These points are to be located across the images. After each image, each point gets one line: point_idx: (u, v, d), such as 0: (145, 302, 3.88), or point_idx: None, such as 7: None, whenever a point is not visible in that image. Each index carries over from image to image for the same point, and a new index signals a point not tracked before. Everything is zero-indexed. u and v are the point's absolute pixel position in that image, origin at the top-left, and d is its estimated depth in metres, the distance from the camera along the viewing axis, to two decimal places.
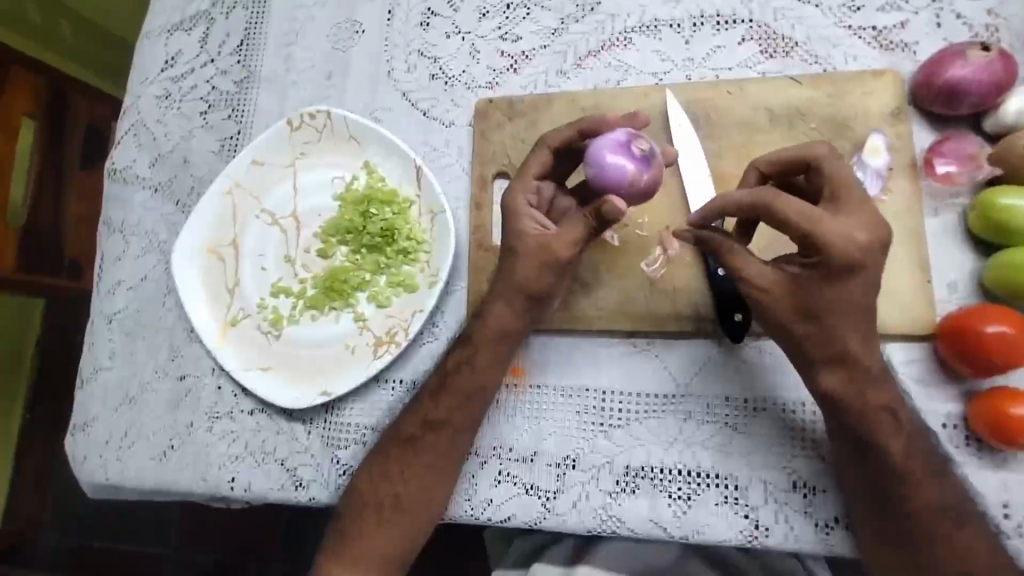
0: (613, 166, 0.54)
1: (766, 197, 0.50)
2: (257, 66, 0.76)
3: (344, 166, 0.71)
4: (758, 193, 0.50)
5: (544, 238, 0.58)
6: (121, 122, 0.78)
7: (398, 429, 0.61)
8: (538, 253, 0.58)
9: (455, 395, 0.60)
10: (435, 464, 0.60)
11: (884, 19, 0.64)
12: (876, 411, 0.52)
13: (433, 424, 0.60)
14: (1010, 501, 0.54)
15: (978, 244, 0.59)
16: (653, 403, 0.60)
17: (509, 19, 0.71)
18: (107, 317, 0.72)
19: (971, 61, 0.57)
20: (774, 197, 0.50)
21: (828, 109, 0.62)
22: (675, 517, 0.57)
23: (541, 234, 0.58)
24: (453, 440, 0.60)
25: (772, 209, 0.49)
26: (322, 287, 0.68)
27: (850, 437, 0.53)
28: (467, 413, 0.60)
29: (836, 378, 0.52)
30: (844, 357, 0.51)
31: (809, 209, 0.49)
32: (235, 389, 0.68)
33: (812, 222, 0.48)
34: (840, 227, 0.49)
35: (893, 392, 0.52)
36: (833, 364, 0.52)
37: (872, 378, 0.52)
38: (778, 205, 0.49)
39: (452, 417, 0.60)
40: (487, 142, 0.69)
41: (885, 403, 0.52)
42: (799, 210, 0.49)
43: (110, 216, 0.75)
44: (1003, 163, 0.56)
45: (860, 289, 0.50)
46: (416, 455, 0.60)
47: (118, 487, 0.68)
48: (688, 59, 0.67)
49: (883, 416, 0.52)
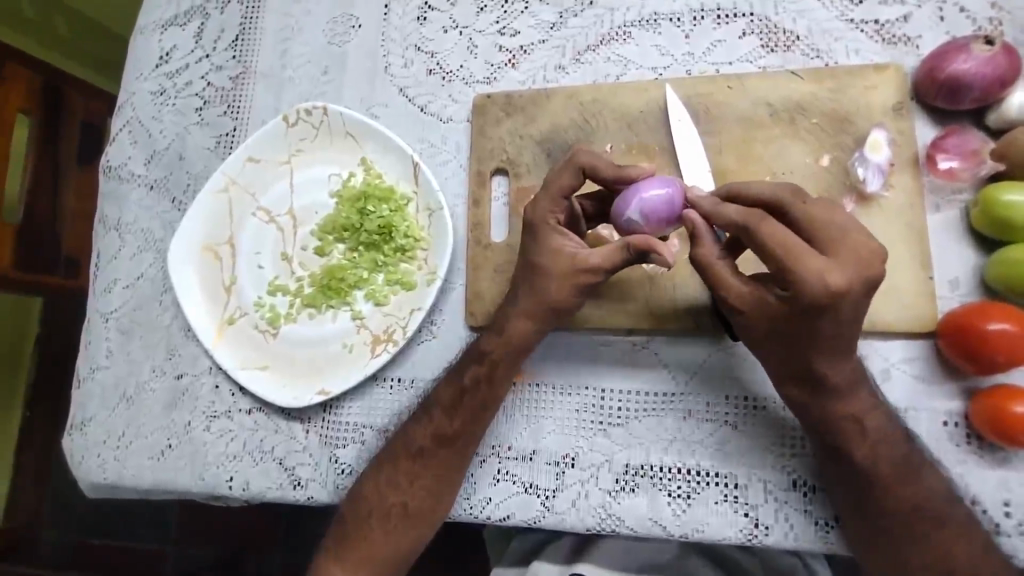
0: (666, 207, 0.54)
1: (750, 223, 0.48)
2: (252, 62, 0.75)
3: (341, 163, 0.70)
4: (746, 215, 0.48)
5: (583, 261, 0.55)
6: (115, 119, 0.78)
7: (409, 440, 0.60)
8: (568, 276, 0.55)
9: (461, 402, 0.59)
10: (446, 474, 0.59)
11: (887, 12, 0.63)
12: (844, 422, 0.51)
13: (436, 431, 0.59)
14: (1011, 500, 0.53)
15: (980, 239, 0.58)
16: (653, 401, 0.60)
17: (507, 12, 0.70)
18: (104, 316, 0.72)
19: (974, 55, 0.56)
20: (758, 224, 0.47)
21: (829, 103, 0.61)
22: (675, 515, 0.57)
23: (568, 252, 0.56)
24: (468, 450, 0.59)
25: (754, 236, 0.47)
26: (320, 285, 0.68)
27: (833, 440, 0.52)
28: (477, 428, 0.59)
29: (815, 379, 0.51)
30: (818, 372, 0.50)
31: (793, 241, 0.46)
32: (233, 387, 0.67)
33: (790, 255, 0.45)
34: (818, 264, 0.45)
35: (866, 401, 0.51)
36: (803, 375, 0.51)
37: (844, 390, 0.51)
38: (756, 232, 0.47)
39: (459, 426, 0.59)
40: (484, 138, 0.68)
41: (864, 408, 0.51)
42: (778, 242, 0.46)
43: (105, 213, 0.75)
44: (1006, 159, 0.56)
45: (839, 326, 0.47)
46: (424, 465, 0.59)
47: (117, 486, 0.68)
48: (688, 53, 0.66)
49: (850, 427, 0.51)
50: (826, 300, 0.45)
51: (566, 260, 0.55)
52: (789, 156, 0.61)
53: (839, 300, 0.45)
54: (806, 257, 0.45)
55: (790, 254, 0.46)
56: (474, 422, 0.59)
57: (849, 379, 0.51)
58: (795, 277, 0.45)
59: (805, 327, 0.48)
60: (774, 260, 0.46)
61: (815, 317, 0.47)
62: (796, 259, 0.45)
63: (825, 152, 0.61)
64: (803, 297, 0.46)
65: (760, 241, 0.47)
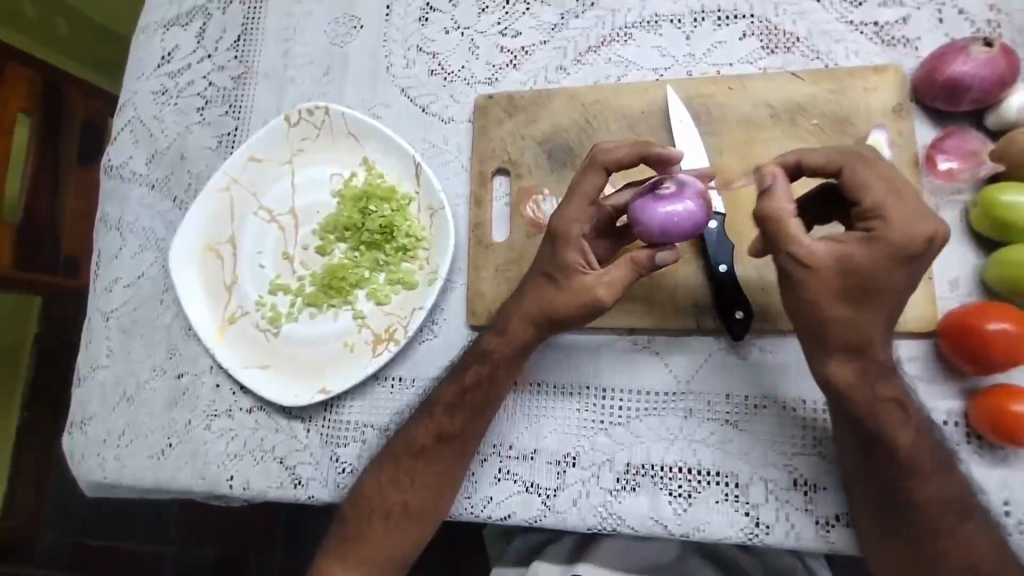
0: (664, 220, 0.53)
1: (852, 162, 0.50)
2: (254, 62, 0.75)
3: (343, 163, 0.71)
4: (842, 157, 0.51)
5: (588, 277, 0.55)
6: (117, 118, 0.78)
7: (411, 439, 0.60)
8: (577, 293, 0.55)
9: (463, 401, 0.59)
10: (447, 472, 0.59)
11: (886, 15, 0.64)
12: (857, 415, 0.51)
13: (441, 430, 0.59)
14: (1011, 499, 0.53)
15: (979, 239, 0.59)
16: (654, 401, 0.60)
17: (508, 13, 0.71)
18: (105, 315, 0.72)
19: (973, 57, 0.56)
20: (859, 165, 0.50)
21: (829, 105, 0.62)
22: (676, 514, 0.57)
23: (583, 274, 0.55)
24: (467, 448, 0.59)
25: (857, 174, 0.50)
26: (321, 284, 0.68)
27: None
28: (479, 426, 0.59)
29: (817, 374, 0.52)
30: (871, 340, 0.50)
31: (892, 182, 0.49)
32: (234, 387, 0.67)
33: (895, 191, 0.48)
34: (916, 208, 0.48)
35: (897, 387, 0.51)
36: (853, 349, 0.50)
37: (867, 379, 0.51)
38: (858, 172, 0.50)
39: (460, 424, 0.59)
40: (486, 138, 0.68)
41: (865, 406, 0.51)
42: (883, 179, 0.49)
43: (107, 213, 0.75)
44: (1005, 160, 0.56)
45: (907, 281, 0.48)
46: (426, 463, 0.60)
47: (117, 485, 0.68)
48: (689, 55, 0.67)
49: (864, 419, 0.51)
50: (918, 247, 0.47)
51: (575, 278, 0.55)
52: None
53: (923, 250, 0.47)
54: (905, 202, 0.48)
55: (895, 195, 0.48)
56: (483, 423, 0.60)
57: (882, 362, 0.51)
58: (894, 214, 0.48)
59: (883, 278, 0.48)
60: (872, 200, 0.49)
61: (894, 267, 0.47)
62: (895, 201, 0.48)
63: None
64: (896, 239, 0.47)
65: (862, 178, 0.49)
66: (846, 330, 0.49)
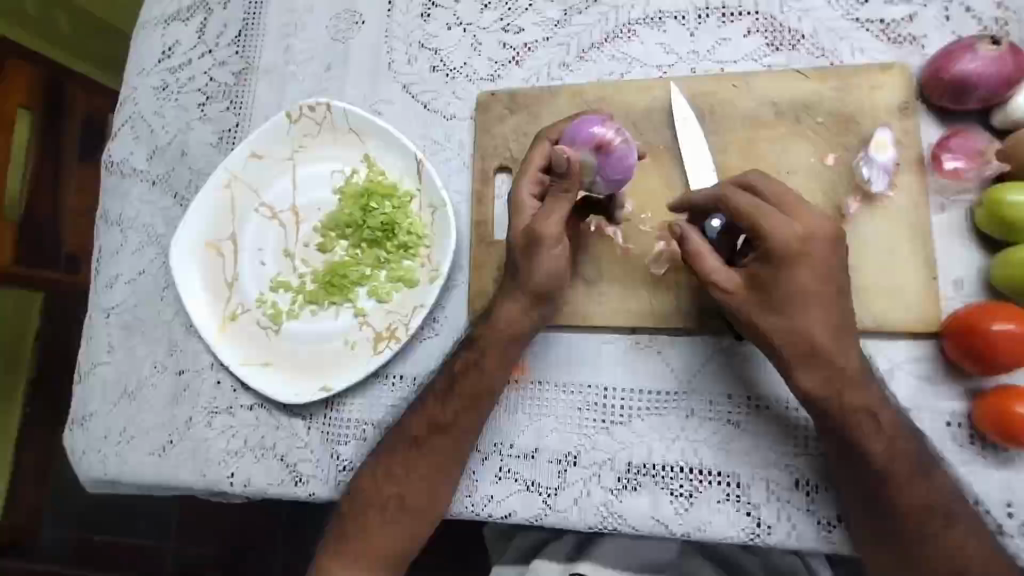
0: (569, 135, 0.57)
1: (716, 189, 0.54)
2: (255, 58, 0.75)
3: (344, 160, 0.70)
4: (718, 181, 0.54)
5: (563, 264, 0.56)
6: (118, 113, 0.77)
7: (404, 429, 0.61)
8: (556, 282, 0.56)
9: (453, 388, 0.60)
10: (443, 467, 0.59)
11: (892, 12, 0.63)
12: (857, 415, 0.51)
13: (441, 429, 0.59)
14: (1013, 501, 0.53)
15: (984, 239, 0.58)
16: (655, 400, 0.60)
17: (510, 9, 0.70)
18: (106, 311, 0.72)
19: (980, 54, 0.56)
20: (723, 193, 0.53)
21: (834, 103, 0.61)
22: (677, 514, 0.57)
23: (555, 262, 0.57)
24: (460, 442, 0.60)
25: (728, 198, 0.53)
26: (321, 282, 0.68)
27: (842, 437, 0.52)
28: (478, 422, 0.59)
29: (818, 373, 0.51)
30: (820, 347, 0.51)
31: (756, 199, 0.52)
32: (234, 384, 0.67)
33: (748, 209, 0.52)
34: (776, 219, 0.51)
35: (872, 395, 0.52)
36: (810, 354, 0.51)
37: (851, 379, 0.51)
38: (732, 194, 0.53)
39: (450, 414, 0.59)
40: (488, 135, 0.68)
41: (865, 405, 0.51)
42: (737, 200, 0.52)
43: (108, 209, 0.74)
44: (1012, 160, 0.56)
45: (814, 279, 0.51)
46: (418, 454, 0.60)
47: (117, 482, 0.68)
48: (693, 52, 0.66)
49: (865, 420, 0.51)
50: (795, 247, 0.50)
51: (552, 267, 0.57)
52: (794, 155, 0.61)
53: (806, 249, 0.50)
54: (777, 213, 0.51)
55: (760, 208, 0.51)
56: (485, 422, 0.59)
57: (858, 366, 0.52)
58: (762, 229, 0.51)
59: (786, 284, 0.51)
60: (745, 219, 0.52)
61: (790, 273, 0.51)
62: (759, 212, 0.51)
63: (829, 152, 0.61)
64: (774, 248, 0.51)
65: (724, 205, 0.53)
66: (786, 337, 0.51)
